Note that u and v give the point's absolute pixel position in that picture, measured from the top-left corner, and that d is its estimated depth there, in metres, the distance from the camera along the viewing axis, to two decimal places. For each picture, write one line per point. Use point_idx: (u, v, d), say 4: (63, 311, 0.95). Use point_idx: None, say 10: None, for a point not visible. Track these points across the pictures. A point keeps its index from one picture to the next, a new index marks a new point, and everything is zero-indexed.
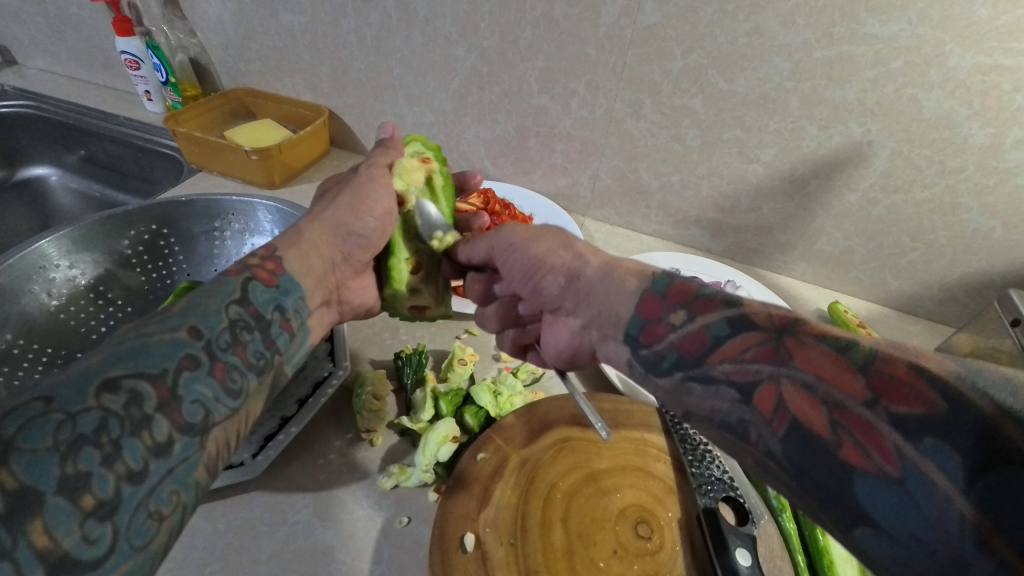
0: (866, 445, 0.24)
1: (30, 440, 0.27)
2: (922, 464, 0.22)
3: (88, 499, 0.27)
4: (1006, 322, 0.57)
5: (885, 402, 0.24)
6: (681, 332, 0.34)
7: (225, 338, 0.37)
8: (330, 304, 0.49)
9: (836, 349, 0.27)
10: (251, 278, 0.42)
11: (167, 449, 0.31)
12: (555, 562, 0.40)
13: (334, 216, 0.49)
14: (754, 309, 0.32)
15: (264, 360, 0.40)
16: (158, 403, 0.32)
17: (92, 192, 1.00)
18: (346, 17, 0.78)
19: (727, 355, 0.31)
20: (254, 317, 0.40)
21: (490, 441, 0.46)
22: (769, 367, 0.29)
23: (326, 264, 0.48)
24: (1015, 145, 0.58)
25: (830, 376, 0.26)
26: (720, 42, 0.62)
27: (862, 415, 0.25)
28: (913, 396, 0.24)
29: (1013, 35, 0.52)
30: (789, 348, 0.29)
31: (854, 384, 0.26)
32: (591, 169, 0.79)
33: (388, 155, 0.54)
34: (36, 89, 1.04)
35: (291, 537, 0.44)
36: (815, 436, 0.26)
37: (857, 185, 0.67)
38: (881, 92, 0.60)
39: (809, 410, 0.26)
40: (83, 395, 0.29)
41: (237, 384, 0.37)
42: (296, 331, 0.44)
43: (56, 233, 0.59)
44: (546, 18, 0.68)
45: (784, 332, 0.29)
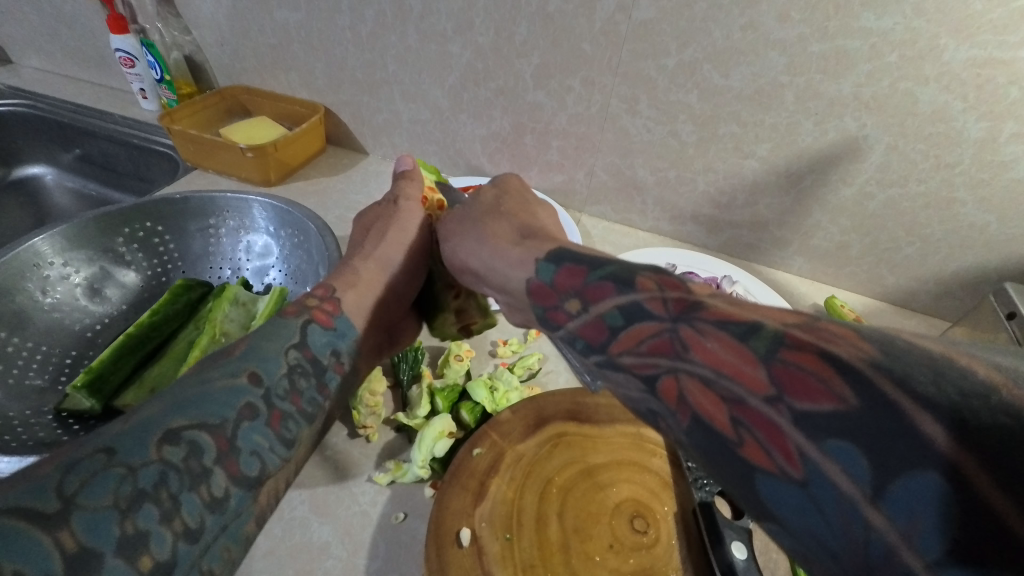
0: (769, 444, 0.23)
1: (92, 497, 0.26)
2: (826, 468, 0.21)
3: (145, 559, 0.27)
4: (1002, 315, 0.57)
5: (789, 398, 0.23)
6: (581, 318, 0.33)
7: (282, 386, 0.38)
8: (382, 340, 0.52)
9: (737, 335, 0.25)
10: (309, 319, 0.44)
11: (222, 502, 0.31)
12: (551, 557, 0.40)
13: (386, 255, 0.53)
14: (650, 291, 0.30)
15: (315, 406, 0.40)
16: (217, 455, 0.32)
17: (87, 191, 1.00)
18: (341, 14, 0.77)
19: (626, 346, 0.30)
20: (310, 361, 0.41)
21: (486, 436, 0.46)
22: (668, 360, 0.27)
23: (383, 300, 0.51)
24: (1010, 139, 0.58)
25: (729, 368, 0.25)
26: (715, 37, 0.62)
27: (763, 411, 0.23)
28: (821, 390, 0.22)
29: (1007, 28, 0.52)
30: (685, 339, 0.27)
31: (756, 377, 0.24)
32: (588, 165, 0.79)
33: (412, 184, 0.59)
34: (31, 88, 1.04)
35: (287, 533, 0.44)
36: (719, 434, 0.24)
37: (852, 180, 0.67)
38: (876, 87, 0.60)
39: (710, 405, 0.25)
40: (145, 447, 0.29)
41: (289, 432, 0.37)
42: (344, 372, 0.45)
43: (50, 231, 0.59)
44: (541, 14, 0.67)
45: (680, 319, 0.28)
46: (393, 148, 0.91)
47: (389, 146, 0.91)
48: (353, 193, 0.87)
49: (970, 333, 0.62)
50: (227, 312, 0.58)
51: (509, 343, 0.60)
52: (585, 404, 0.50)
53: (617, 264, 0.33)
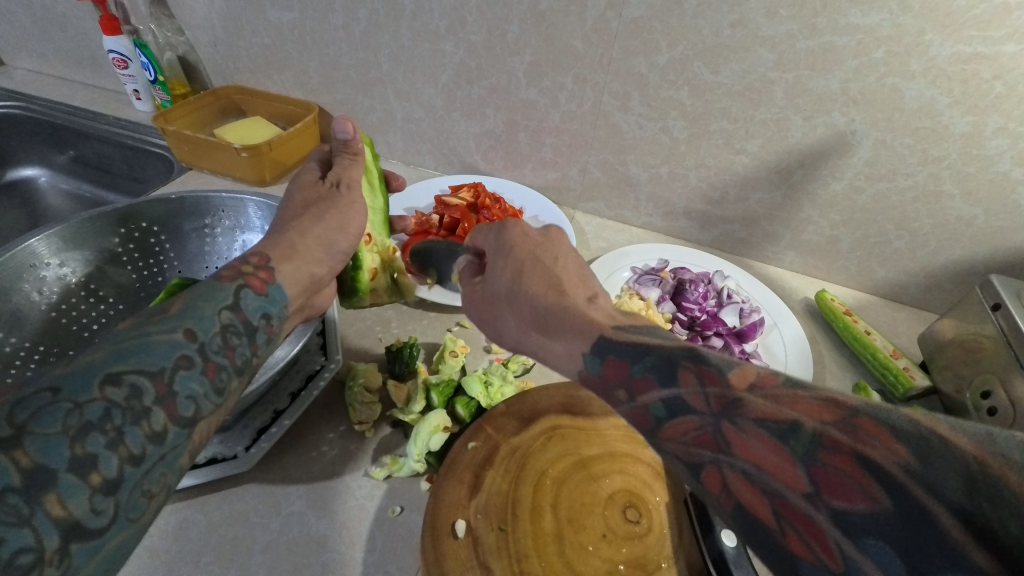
0: (808, 537, 0.22)
1: (42, 424, 0.29)
2: (864, 566, 0.20)
3: (95, 476, 0.29)
4: (987, 306, 0.58)
5: (826, 497, 0.22)
6: (627, 408, 0.30)
7: (218, 341, 0.38)
8: (307, 311, 0.50)
9: (776, 436, 0.24)
10: (243, 284, 0.43)
11: (162, 437, 0.33)
12: (545, 547, 0.41)
13: (325, 234, 0.52)
14: (690, 386, 0.27)
15: (249, 360, 0.40)
16: (156, 398, 0.33)
17: (82, 192, 1.00)
18: (334, 13, 0.78)
19: (668, 438, 0.27)
20: (243, 322, 0.41)
21: (481, 429, 0.47)
22: (710, 453, 0.26)
23: (315, 275, 0.50)
24: (995, 133, 0.59)
25: (771, 467, 0.24)
26: (704, 34, 0.63)
27: (803, 509, 0.22)
28: (854, 492, 0.21)
29: (991, 23, 0.53)
30: (726, 435, 0.25)
31: (793, 475, 0.23)
32: (581, 162, 0.80)
33: (354, 164, 0.57)
34: (24, 89, 1.04)
35: (285, 528, 0.45)
36: (761, 523, 0.24)
37: (842, 174, 0.68)
38: (863, 82, 0.60)
39: (751, 496, 0.24)
40: (89, 386, 0.31)
41: (225, 382, 0.38)
42: (277, 334, 0.44)
43: (46, 231, 0.59)
44: (533, 12, 0.68)
45: (721, 417, 0.26)
46: (388, 146, 0.91)
47: (383, 145, 0.91)
48: None
49: (956, 325, 0.63)
50: None
51: None
52: (578, 398, 0.51)
53: (657, 353, 0.30)
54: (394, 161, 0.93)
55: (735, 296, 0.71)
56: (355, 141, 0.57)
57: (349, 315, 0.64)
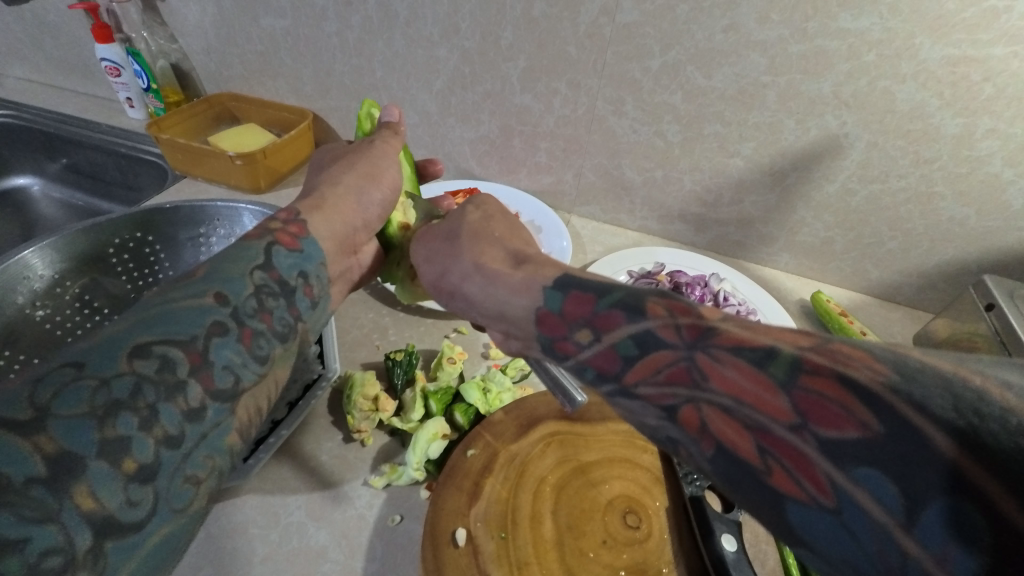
0: (797, 472, 0.21)
1: (67, 406, 0.28)
2: (854, 494, 0.20)
3: (127, 463, 0.29)
4: (981, 306, 0.59)
5: (813, 424, 0.22)
6: (592, 349, 0.30)
7: (251, 305, 0.38)
8: (348, 271, 0.50)
9: (754, 363, 0.24)
10: (272, 242, 0.42)
11: (199, 414, 0.32)
12: (546, 554, 0.41)
13: (356, 183, 0.50)
14: (661, 317, 0.28)
15: (288, 326, 0.40)
16: (190, 369, 0.33)
17: (75, 201, 0.99)
18: (327, 20, 0.78)
19: (643, 376, 0.27)
20: (277, 282, 0.40)
21: (480, 436, 0.47)
22: (686, 390, 0.25)
23: (348, 229, 0.49)
24: (985, 134, 0.60)
25: (751, 396, 0.23)
26: (697, 39, 0.63)
27: (788, 438, 0.22)
28: (843, 416, 0.21)
29: (980, 27, 0.54)
30: (703, 366, 0.25)
31: (777, 404, 0.22)
32: (576, 167, 0.80)
33: (396, 137, 0.55)
34: (16, 98, 1.03)
35: (284, 539, 0.45)
36: (745, 460, 0.23)
37: (835, 177, 0.68)
38: (855, 85, 0.61)
39: (735, 434, 0.23)
40: (116, 361, 0.30)
41: (263, 350, 0.37)
42: (318, 296, 0.44)
43: (40, 242, 0.59)
44: (526, 18, 0.68)
45: (695, 347, 0.26)
46: None
47: None
48: None
49: (951, 325, 0.64)
50: None
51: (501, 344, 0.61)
52: (576, 403, 0.51)
53: (624, 289, 0.30)
54: None
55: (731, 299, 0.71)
56: (398, 122, 0.56)
57: (346, 322, 0.64)
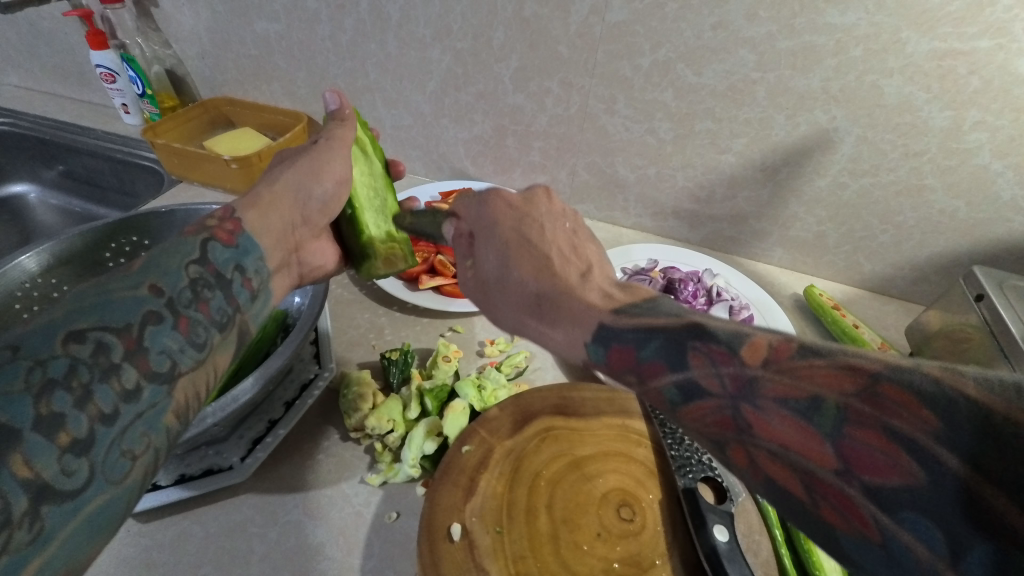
0: (846, 511, 0.25)
1: (1, 382, 0.27)
2: (901, 536, 0.23)
3: (63, 435, 0.28)
4: (970, 297, 0.59)
5: (856, 471, 0.24)
6: (643, 393, 0.33)
7: (187, 295, 0.37)
8: (290, 266, 0.49)
9: (800, 415, 0.26)
10: (209, 237, 0.41)
11: (136, 394, 0.32)
12: (541, 548, 0.41)
13: (296, 179, 0.49)
14: (703, 369, 0.29)
15: (228, 316, 0.39)
16: (126, 353, 0.32)
17: (72, 207, 0.99)
18: (320, 24, 0.78)
19: (690, 421, 0.30)
20: (214, 275, 0.40)
21: (476, 433, 0.47)
22: (733, 435, 0.28)
23: (285, 224, 0.48)
24: (973, 126, 0.60)
25: (797, 445, 0.26)
26: (686, 37, 0.64)
27: (835, 483, 0.25)
28: (886, 465, 0.24)
29: (965, 20, 0.54)
30: (748, 417, 0.28)
31: (822, 452, 0.25)
32: (569, 166, 0.80)
33: (344, 126, 0.53)
34: (12, 106, 1.04)
35: (282, 537, 0.45)
36: (794, 493, 0.26)
37: (826, 171, 0.69)
38: (843, 80, 0.61)
39: (784, 472, 0.27)
40: (50, 344, 0.30)
41: (201, 337, 0.37)
42: (258, 289, 0.43)
43: (36, 247, 0.59)
44: (517, 18, 0.69)
45: (739, 399, 0.28)
46: None
47: None
48: None
49: (941, 316, 0.64)
50: None
51: (496, 342, 0.62)
52: (571, 399, 0.51)
53: (664, 336, 0.32)
54: None
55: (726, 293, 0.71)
56: (343, 108, 0.54)
57: (342, 323, 0.65)
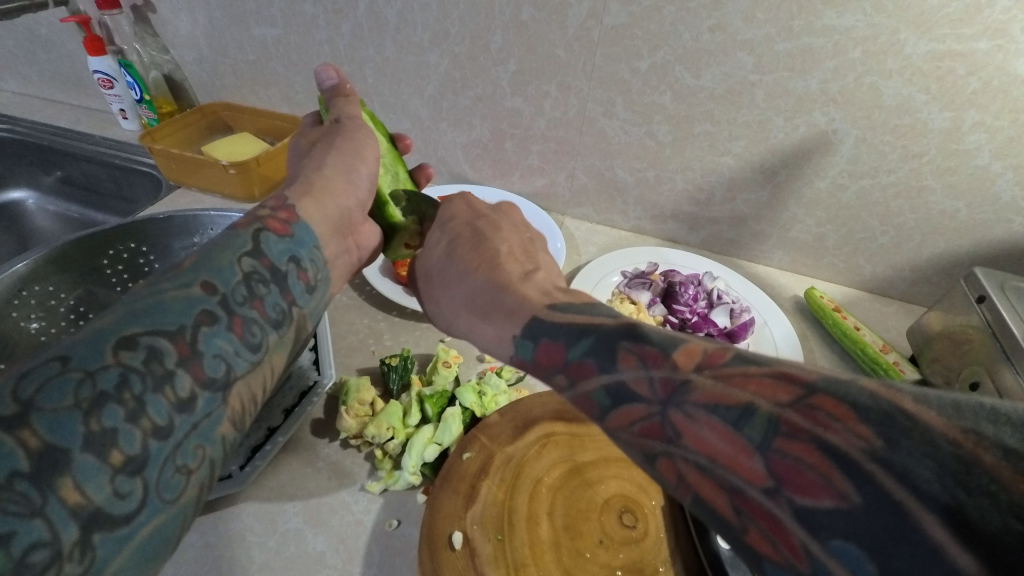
0: (773, 536, 0.22)
1: (50, 399, 0.26)
2: (830, 564, 0.20)
3: (115, 455, 0.27)
4: (972, 298, 0.59)
5: (787, 491, 0.22)
6: (571, 394, 0.31)
7: (241, 292, 0.36)
8: (350, 251, 0.48)
9: (729, 423, 0.25)
10: (262, 228, 0.40)
11: (190, 405, 0.31)
12: (543, 555, 0.41)
13: (343, 163, 0.49)
14: (634, 370, 0.29)
15: (282, 312, 0.38)
16: (179, 359, 0.31)
17: (70, 213, 0.99)
18: (318, 28, 0.78)
19: (618, 426, 0.28)
20: (268, 269, 0.39)
21: (476, 439, 0.47)
22: (661, 444, 0.26)
23: (338, 208, 0.47)
24: (973, 127, 0.60)
25: (725, 457, 0.24)
26: (685, 40, 0.63)
27: (762, 503, 0.23)
28: (820, 486, 0.22)
29: (963, 21, 0.54)
30: (676, 425, 0.26)
31: (751, 467, 0.24)
32: (568, 169, 0.80)
33: (351, 103, 0.54)
34: (9, 112, 1.04)
35: (281, 546, 0.45)
36: (721, 517, 0.24)
37: (826, 173, 0.69)
38: (842, 82, 0.61)
39: (709, 490, 0.24)
40: (100, 353, 0.29)
41: (257, 337, 0.36)
42: (313, 281, 0.42)
43: (34, 255, 0.59)
44: (515, 22, 0.69)
45: (670, 404, 0.27)
46: None
47: None
48: None
49: (942, 317, 0.63)
50: None
51: None
52: (571, 404, 0.51)
53: (596, 335, 0.32)
54: None
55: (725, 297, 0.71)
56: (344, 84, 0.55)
57: (341, 328, 0.64)
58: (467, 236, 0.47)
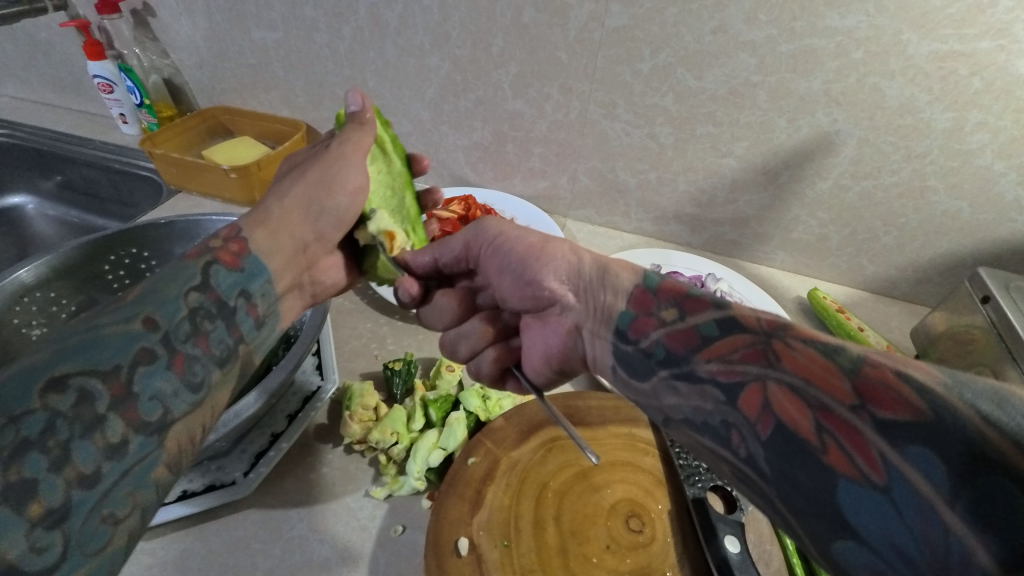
0: (850, 450, 0.25)
1: None
2: (905, 471, 0.23)
3: (35, 506, 0.27)
4: (977, 299, 0.58)
5: (870, 406, 0.25)
6: (674, 329, 0.35)
7: (184, 329, 0.37)
8: (302, 286, 0.48)
9: (823, 353, 0.28)
10: (212, 260, 0.41)
11: (121, 449, 0.31)
12: (550, 561, 0.41)
13: (304, 194, 0.46)
14: (745, 312, 0.33)
15: (227, 350, 0.39)
16: (111, 402, 0.32)
17: (70, 217, 0.99)
18: (318, 32, 0.78)
19: (716, 354, 0.32)
20: (216, 303, 0.39)
21: (481, 443, 0.47)
22: (757, 368, 0.30)
23: (297, 243, 0.46)
24: (975, 127, 0.60)
25: (816, 379, 0.27)
26: (686, 41, 0.63)
27: (847, 418, 0.25)
28: (896, 401, 0.24)
29: (966, 22, 0.54)
30: (776, 351, 0.30)
31: (839, 387, 0.26)
32: (570, 171, 0.80)
33: (363, 132, 0.48)
34: (9, 116, 1.03)
35: (287, 552, 0.45)
36: (802, 436, 0.27)
37: (828, 174, 0.69)
38: (844, 83, 0.61)
39: (795, 410, 0.27)
40: (28, 396, 0.29)
41: (198, 376, 0.36)
42: (263, 316, 0.43)
43: (35, 261, 0.58)
44: (516, 24, 0.68)
45: (772, 336, 0.31)
46: None
47: None
48: None
49: (947, 319, 0.63)
50: None
51: None
52: (576, 408, 0.51)
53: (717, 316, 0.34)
54: None
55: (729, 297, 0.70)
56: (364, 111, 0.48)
57: (344, 332, 0.64)
58: (529, 252, 0.44)
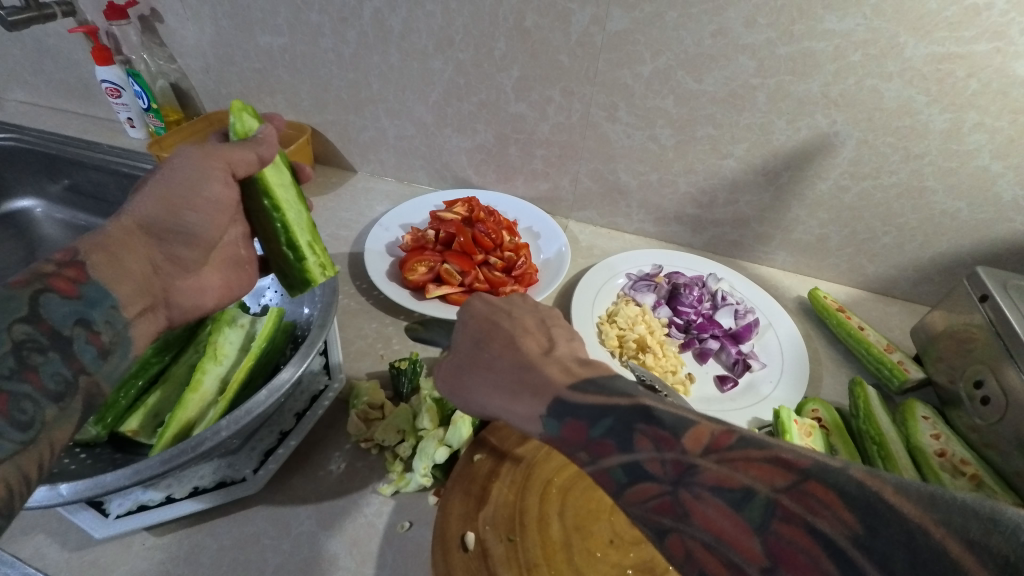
0: None
1: None
2: None
3: None
4: (975, 297, 0.59)
5: (780, 570, 0.25)
6: (591, 469, 0.32)
7: (5, 365, 0.33)
8: (158, 308, 0.45)
9: (732, 504, 0.27)
10: (39, 288, 0.36)
11: None
12: (554, 555, 0.41)
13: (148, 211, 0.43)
14: (648, 450, 0.30)
15: (64, 383, 0.36)
16: None
17: (78, 221, 1.00)
18: (323, 36, 0.79)
19: (632, 502, 0.30)
20: (46, 334, 0.36)
21: (487, 440, 0.48)
22: (670, 519, 0.28)
23: (143, 265, 0.43)
24: (973, 128, 0.61)
25: (729, 535, 0.27)
26: (686, 45, 0.64)
27: None
28: (807, 565, 0.25)
29: (962, 25, 0.55)
30: (684, 502, 0.28)
31: (750, 547, 0.26)
32: (572, 173, 0.81)
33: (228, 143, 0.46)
34: (17, 121, 1.05)
35: (296, 548, 0.45)
36: None
37: (828, 174, 0.69)
38: (843, 85, 0.62)
39: (715, 567, 0.27)
40: None
41: (25, 414, 0.33)
42: (108, 345, 0.39)
43: None
44: (518, 29, 0.69)
45: (679, 483, 0.29)
46: (381, 163, 0.92)
47: (377, 162, 0.93)
48: (344, 210, 0.88)
49: (946, 316, 0.63)
50: (229, 335, 0.55)
51: None
52: None
53: (614, 414, 0.32)
54: (387, 177, 0.94)
55: (730, 298, 0.69)
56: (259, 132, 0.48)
57: (350, 333, 0.65)
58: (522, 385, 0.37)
